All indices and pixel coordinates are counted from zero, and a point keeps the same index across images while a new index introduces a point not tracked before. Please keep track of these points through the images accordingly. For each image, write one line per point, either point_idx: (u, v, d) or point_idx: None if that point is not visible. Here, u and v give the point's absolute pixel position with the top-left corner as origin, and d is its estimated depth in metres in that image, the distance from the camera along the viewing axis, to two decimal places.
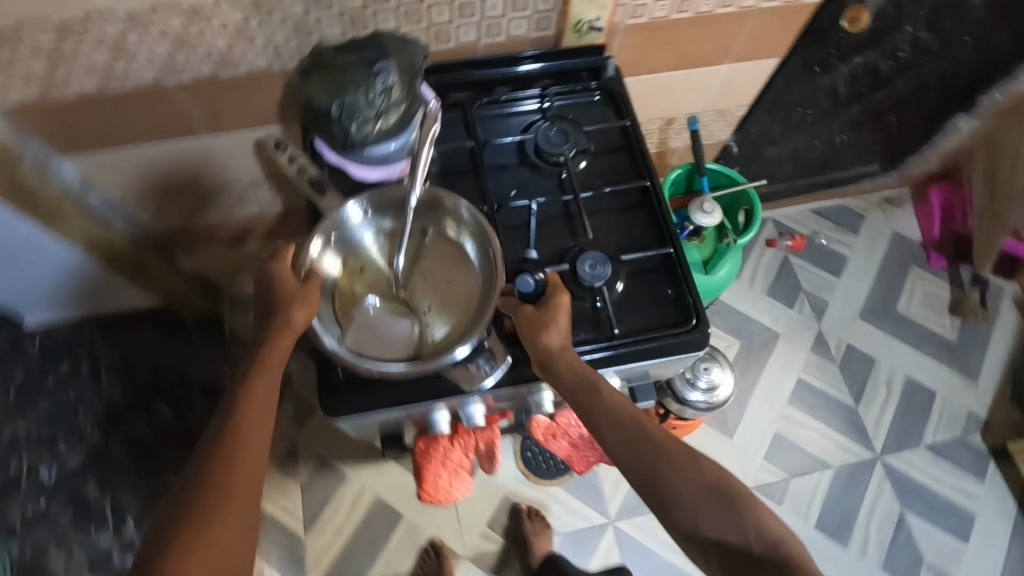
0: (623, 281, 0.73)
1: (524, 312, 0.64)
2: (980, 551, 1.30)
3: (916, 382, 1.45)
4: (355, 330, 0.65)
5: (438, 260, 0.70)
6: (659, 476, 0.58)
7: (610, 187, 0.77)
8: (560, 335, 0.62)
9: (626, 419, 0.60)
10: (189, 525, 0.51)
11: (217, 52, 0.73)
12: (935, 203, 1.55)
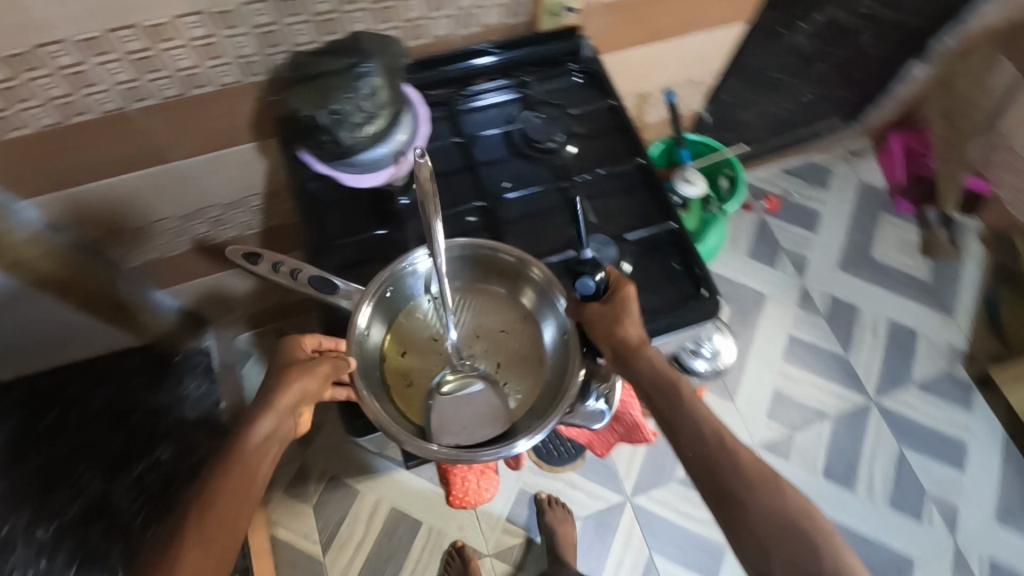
0: (629, 261, 0.73)
1: (592, 311, 0.66)
2: (977, 478, 1.35)
3: (899, 324, 1.50)
4: (431, 413, 0.67)
5: (490, 325, 0.73)
6: (727, 483, 0.58)
7: (605, 168, 0.76)
8: (636, 327, 0.65)
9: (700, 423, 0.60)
10: (184, 524, 0.54)
11: (183, 71, 0.68)
12: (896, 149, 1.62)
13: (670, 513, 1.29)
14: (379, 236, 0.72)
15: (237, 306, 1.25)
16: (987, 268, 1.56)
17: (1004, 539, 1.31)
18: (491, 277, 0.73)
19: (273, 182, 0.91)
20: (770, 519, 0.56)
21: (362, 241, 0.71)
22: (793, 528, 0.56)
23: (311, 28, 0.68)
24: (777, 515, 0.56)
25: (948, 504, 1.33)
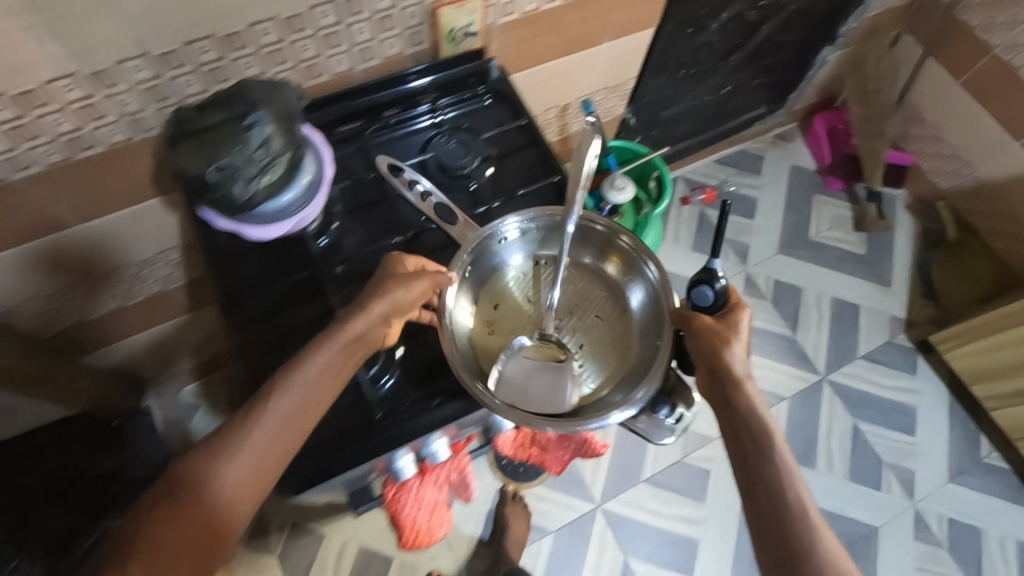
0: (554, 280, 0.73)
1: (704, 321, 0.67)
2: (928, 440, 1.40)
3: (841, 300, 1.54)
4: (505, 384, 0.69)
5: (586, 297, 0.77)
6: (781, 517, 0.56)
7: (524, 189, 0.76)
8: (742, 351, 0.65)
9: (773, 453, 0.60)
10: (181, 501, 0.50)
11: (65, 135, 0.64)
12: (821, 129, 1.66)
13: (641, 514, 1.30)
14: (297, 282, 0.69)
15: (176, 359, 1.20)
16: (917, 236, 1.62)
17: (959, 496, 1.35)
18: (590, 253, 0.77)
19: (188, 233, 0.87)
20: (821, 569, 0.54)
21: (278, 291, 0.69)
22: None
23: (199, 78, 0.65)
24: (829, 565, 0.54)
25: (904, 469, 1.37)
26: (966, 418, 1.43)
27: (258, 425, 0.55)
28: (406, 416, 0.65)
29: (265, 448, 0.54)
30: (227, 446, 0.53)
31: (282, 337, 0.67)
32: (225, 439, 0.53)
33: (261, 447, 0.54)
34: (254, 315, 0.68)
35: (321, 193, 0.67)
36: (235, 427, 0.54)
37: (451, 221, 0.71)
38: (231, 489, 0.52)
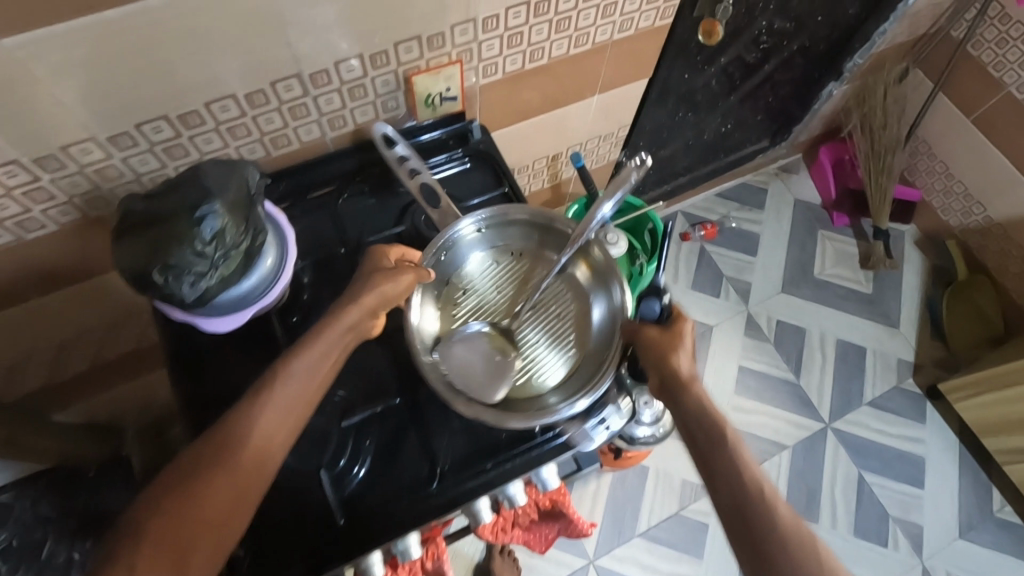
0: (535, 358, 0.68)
1: (648, 335, 0.62)
2: (937, 493, 1.34)
3: (846, 342, 1.49)
4: (452, 367, 0.65)
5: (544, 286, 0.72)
6: (755, 530, 0.51)
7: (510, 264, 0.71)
8: (688, 359, 0.61)
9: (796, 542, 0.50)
10: (190, 481, 0.46)
11: (12, 219, 0.60)
12: (826, 162, 1.61)
13: (634, 571, 1.25)
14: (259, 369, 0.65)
15: None
16: (926, 274, 1.56)
17: (970, 554, 1.29)
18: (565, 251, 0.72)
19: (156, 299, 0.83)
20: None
21: (240, 378, 0.65)
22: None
23: (154, 156, 0.61)
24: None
25: (911, 523, 1.31)
26: (977, 469, 1.37)
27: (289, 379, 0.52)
28: (370, 520, 0.60)
29: (296, 403, 0.52)
30: (257, 402, 0.50)
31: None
32: (255, 396, 0.51)
33: (292, 400, 0.52)
34: (213, 406, 0.64)
35: (284, 277, 0.62)
36: (262, 385, 0.52)
37: (433, 205, 0.69)
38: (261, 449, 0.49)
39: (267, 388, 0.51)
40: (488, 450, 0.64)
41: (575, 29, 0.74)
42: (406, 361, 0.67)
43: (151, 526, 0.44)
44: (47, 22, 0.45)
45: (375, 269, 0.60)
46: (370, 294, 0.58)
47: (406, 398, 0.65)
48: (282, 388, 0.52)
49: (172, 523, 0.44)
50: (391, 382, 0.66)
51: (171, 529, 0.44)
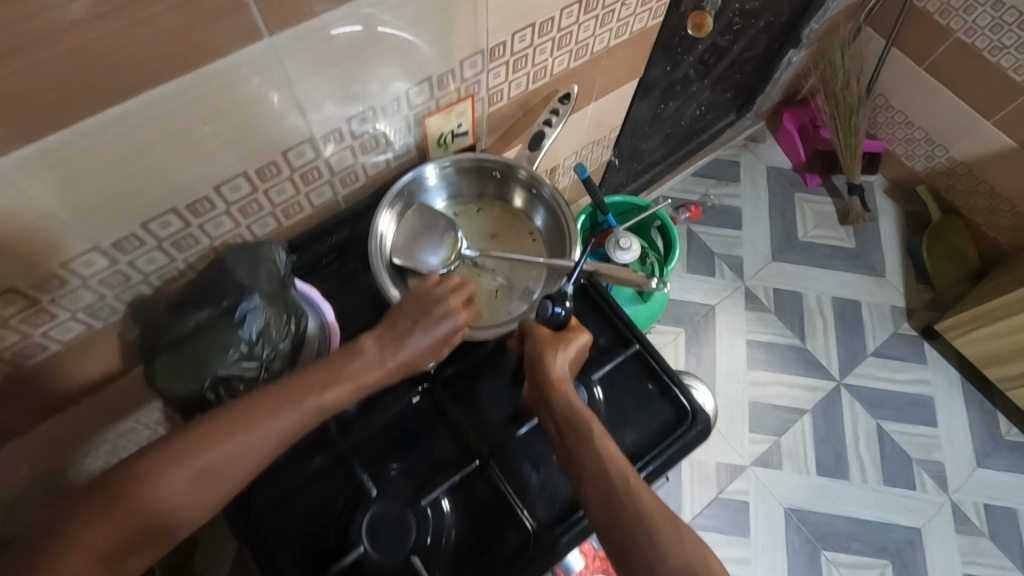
0: (600, 388, 0.65)
1: (540, 333, 0.60)
2: (950, 428, 1.40)
3: (841, 298, 1.53)
4: (405, 254, 0.65)
5: (519, 236, 0.70)
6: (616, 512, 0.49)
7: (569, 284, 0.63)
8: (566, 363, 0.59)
9: (678, 541, 0.47)
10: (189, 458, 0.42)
11: (7, 350, 0.52)
12: (791, 127, 1.64)
13: None
14: (314, 464, 0.60)
15: None
16: (900, 221, 1.62)
17: (989, 480, 1.35)
18: (548, 220, 0.68)
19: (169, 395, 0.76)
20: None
21: (295, 478, 0.60)
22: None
23: (163, 252, 0.55)
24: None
25: (933, 462, 1.36)
26: (981, 399, 1.43)
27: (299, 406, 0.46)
28: None
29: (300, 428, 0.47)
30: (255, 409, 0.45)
31: (312, 529, 0.58)
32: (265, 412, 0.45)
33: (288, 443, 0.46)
34: (273, 512, 0.59)
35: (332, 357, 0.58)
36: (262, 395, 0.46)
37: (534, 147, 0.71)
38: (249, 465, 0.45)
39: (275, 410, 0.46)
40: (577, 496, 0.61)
41: (576, 42, 0.71)
42: (470, 422, 0.64)
43: (92, 524, 0.39)
44: (41, 134, 0.40)
45: (439, 327, 0.54)
46: (412, 351, 0.53)
47: (482, 458, 0.61)
48: (290, 417, 0.46)
49: (116, 525, 0.40)
50: (455, 446, 0.62)
51: (120, 525, 0.40)
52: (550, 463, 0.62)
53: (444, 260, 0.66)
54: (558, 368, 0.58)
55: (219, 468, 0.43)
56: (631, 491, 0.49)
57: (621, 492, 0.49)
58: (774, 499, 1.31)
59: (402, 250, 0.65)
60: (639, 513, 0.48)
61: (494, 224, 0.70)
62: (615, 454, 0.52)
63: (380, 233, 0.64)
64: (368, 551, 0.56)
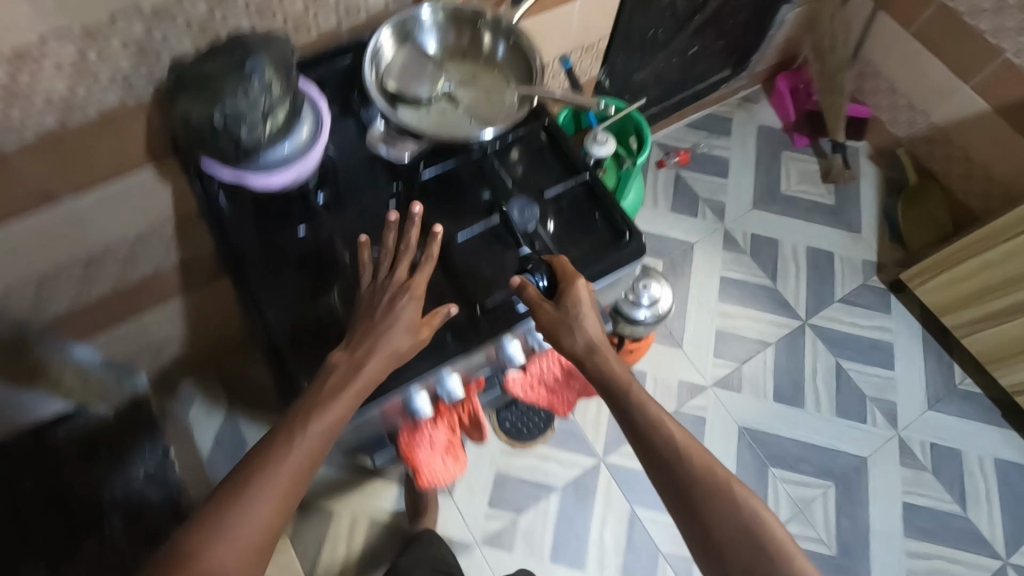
0: (552, 218, 0.75)
1: (546, 309, 0.67)
2: (906, 372, 1.47)
3: (816, 248, 1.61)
4: (394, 72, 0.75)
5: (496, 80, 0.78)
6: (678, 478, 0.64)
7: (553, 190, 0.76)
8: (583, 331, 0.68)
9: (722, 490, 0.63)
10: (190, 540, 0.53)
11: (58, 97, 0.64)
12: (784, 89, 1.72)
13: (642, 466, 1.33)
14: (302, 234, 0.73)
15: (170, 349, 1.22)
16: (881, 184, 1.70)
17: (939, 422, 1.42)
18: (524, 67, 0.77)
19: (184, 207, 0.88)
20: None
21: (286, 246, 0.73)
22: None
23: (189, 35, 0.66)
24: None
25: (886, 401, 1.44)
26: (939, 350, 1.50)
27: (294, 450, 0.58)
28: (421, 356, 0.69)
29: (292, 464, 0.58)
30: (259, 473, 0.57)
31: (295, 284, 0.71)
32: (270, 473, 0.57)
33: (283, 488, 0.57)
34: (266, 267, 0.72)
35: (321, 140, 0.67)
36: (260, 461, 0.58)
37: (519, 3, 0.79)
38: (270, 512, 0.56)
39: (275, 462, 0.57)
40: None
41: None
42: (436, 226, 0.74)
43: None
44: None
45: (398, 312, 0.65)
46: (389, 340, 0.64)
47: (441, 246, 0.73)
48: (291, 462, 0.58)
49: None
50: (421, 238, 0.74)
51: None
52: (500, 261, 0.73)
53: (428, 89, 0.75)
54: (582, 339, 0.68)
55: (251, 524, 0.55)
56: (680, 457, 0.64)
57: (675, 463, 0.64)
58: (729, 417, 1.40)
59: (391, 69, 0.76)
60: (691, 480, 0.63)
61: (475, 67, 0.79)
62: (659, 421, 0.67)
63: (378, 48, 0.75)
64: (339, 303, 0.70)
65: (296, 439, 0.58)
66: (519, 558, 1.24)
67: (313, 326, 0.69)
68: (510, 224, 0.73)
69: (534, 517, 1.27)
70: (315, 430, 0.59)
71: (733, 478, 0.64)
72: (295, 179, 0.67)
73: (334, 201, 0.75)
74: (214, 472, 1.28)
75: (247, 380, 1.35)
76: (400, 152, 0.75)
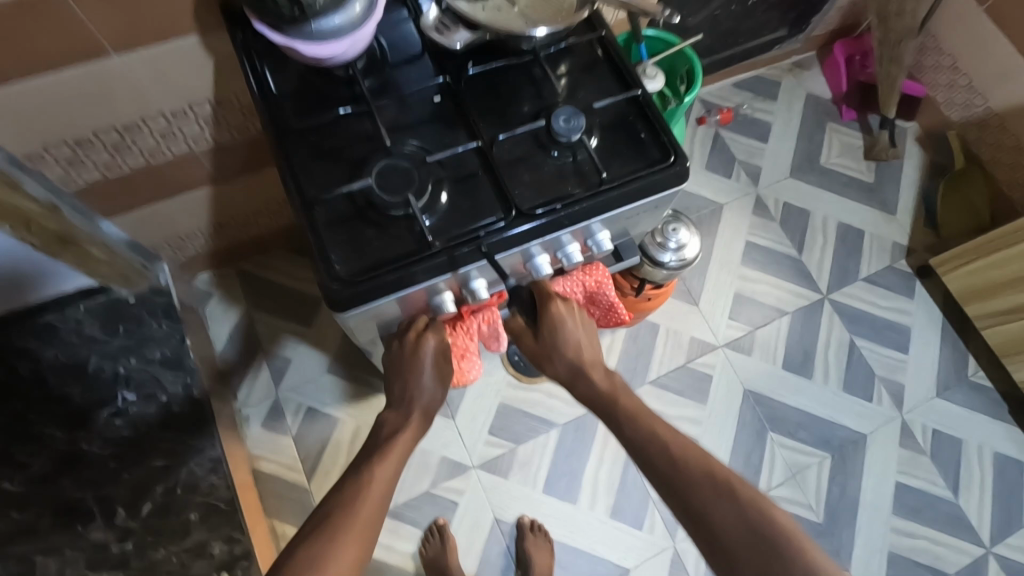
0: (597, 135, 0.73)
1: (530, 341, 0.79)
2: (919, 356, 1.46)
3: (847, 224, 1.57)
4: None
5: None
6: (675, 479, 0.65)
7: (600, 102, 0.74)
8: (569, 353, 0.77)
9: (722, 489, 0.63)
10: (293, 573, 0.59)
11: None
12: (840, 57, 1.64)
13: None
14: (343, 114, 0.71)
15: (195, 241, 1.23)
16: (925, 167, 1.64)
17: (944, 410, 1.42)
18: None
19: (226, 89, 0.88)
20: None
21: (327, 127, 0.72)
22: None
23: None
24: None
25: (894, 382, 1.43)
26: (956, 339, 1.49)
27: (361, 505, 0.66)
28: (450, 250, 0.66)
29: (361, 510, 0.66)
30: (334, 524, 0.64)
31: (333, 164, 0.70)
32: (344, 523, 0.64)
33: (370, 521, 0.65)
34: (307, 145, 0.71)
35: (373, 19, 0.67)
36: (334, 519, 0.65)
37: None
38: (354, 555, 0.62)
39: (347, 515, 0.65)
40: (559, 196, 0.70)
41: None
42: (477, 126, 0.73)
43: None
44: None
45: (425, 364, 0.76)
46: (415, 394, 0.76)
47: (482, 143, 0.71)
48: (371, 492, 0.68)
49: None
50: (463, 134, 0.73)
51: None
52: (540, 168, 0.72)
53: None
54: (563, 363, 0.77)
55: (337, 568, 0.60)
56: (677, 462, 0.66)
57: (671, 470, 0.65)
58: (737, 379, 1.40)
59: None
60: (690, 485, 0.64)
61: None
62: (651, 430, 0.70)
63: None
64: (374, 184, 0.67)
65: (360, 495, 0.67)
66: (513, 485, 1.27)
67: (349, 208, 0.68)
68: (555, 133, 0.70)
69: (531, 449, 1.29)
70: (374, 488, 0.69)
71: (733, 477, 0.64)
72: (340, 50, 0.67)
73: (379, 89, 0.74)
74: (226, 368, 1.31)
75: (264, 284, 1.36)
76: (452, 36, 0.73)
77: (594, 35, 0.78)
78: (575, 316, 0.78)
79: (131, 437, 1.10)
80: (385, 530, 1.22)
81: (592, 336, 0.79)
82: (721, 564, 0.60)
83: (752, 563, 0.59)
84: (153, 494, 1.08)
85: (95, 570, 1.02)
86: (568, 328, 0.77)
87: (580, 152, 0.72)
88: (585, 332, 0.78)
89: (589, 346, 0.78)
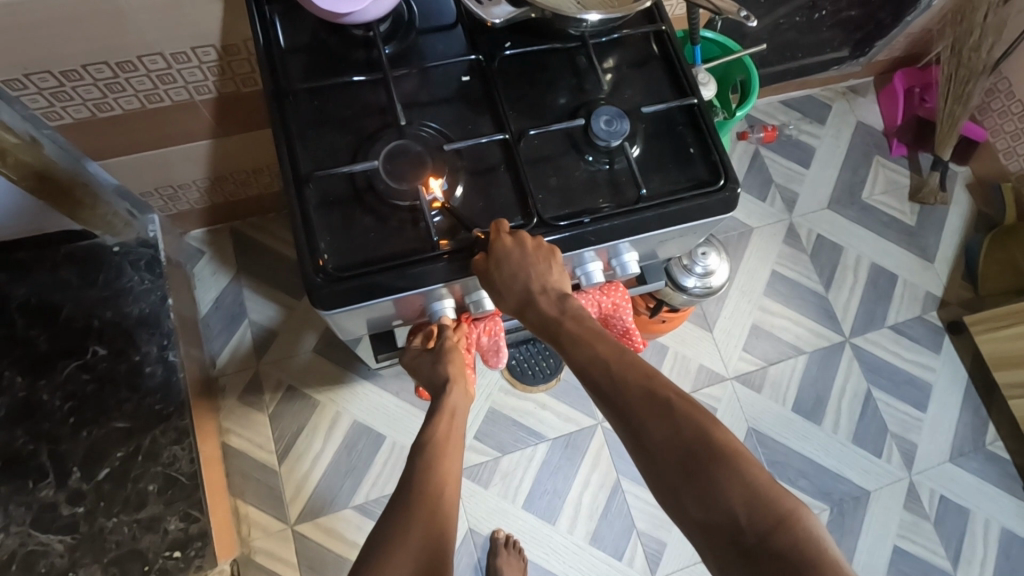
0: (640, 143, 0.64)
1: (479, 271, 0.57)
2: (936, 417, 1.38)
3: (881, 266, 1.48)
4: None
5: None
6: (607, 394, 0.51)
7: (649, 107, 0.65)
8: (522, 285, 0.56)
9: (662, 410, 0.49)
10: (370, 551, 0.53)
11: None
12: (900, 87, 1.53)
13: None
14: (356, 81, 0.63)
15: (190, 196, 1.15)
16: (972, 217, 1.54)
17: (955, 476, 1.34)
18: None
19: (233, 36, 0.80)
20: (740, 521, 0.44)
21: (336, 95, 0.63)
22: (774, 514, 0.43)
23: None
24: (738, 525, 0.44)
25: (907, 441, 1.35)
26: (978, 404, 1.40)
27: (424, 477, 0.60)
28: (459, 253, 0.58)
29: (432, 506, 0.57)
30: (409, 510, 0.57)
31: (339, 137, 0.62)
32: (423, 499, 0.58)
33: (432, 499, 0.58)
34: (309, 112, 0.63)
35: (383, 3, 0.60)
36: (406, 506, 0.57)
37: None
38: (426, 523, 0.56)
39: (410, 502, 0.58)
40: (586, 210, 0.62)
41: None
42: (506, 117, 0.64)
43: None
44: None
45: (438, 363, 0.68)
46: (439, 386, 0.68)
47: (510, 136, 0.62)
48: (424, 473, 0.61)
49: None
50: (489, 122, 0.64)
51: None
52: (570, 174, 0.63)
53: None
54: (509, 300, 0.57)
55: (412, 537, 0.54)
56: (616, 380, 0.51)
57: (608, 389, 0.51)
58: (741, 416, 1.33)
59: None
60: (626, 406, 0.50)
61: None
62: (588, 339, 0.54)
63: None
64: (380, 168, 0.59)
65: (435, 469, 0.61)
66: (492, 496, 1.20)
67: (346, 190, 0.60)
68: (593, 135, 0.62)
69: (514, 460, 1.22)
70: (450, 467, 0.63)
71: (677, 391, 0.49)
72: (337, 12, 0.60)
73: (400, 60, 0.65)
74: (207, 333, 1.23)
75: (259, 249, 1.28)
76: (490, 9, 0.62)
77: (652, 30, 0.68)
78: (526, 247, 0.56)
79: (95, 394, 1.02)
80: (352, 526, 1.15)
81: (556, 263, 0.57)
82: (659, 490, 0.48)
83: (688, 492, 0.46)
84: (112, 459, 1.00)
85: (40, 531, 0.95)
86: (514, 263, 0.56)
87: (618, 163, 0.63)
88: (542, 263, 0.56)
89: (549, 276, 0.57)
